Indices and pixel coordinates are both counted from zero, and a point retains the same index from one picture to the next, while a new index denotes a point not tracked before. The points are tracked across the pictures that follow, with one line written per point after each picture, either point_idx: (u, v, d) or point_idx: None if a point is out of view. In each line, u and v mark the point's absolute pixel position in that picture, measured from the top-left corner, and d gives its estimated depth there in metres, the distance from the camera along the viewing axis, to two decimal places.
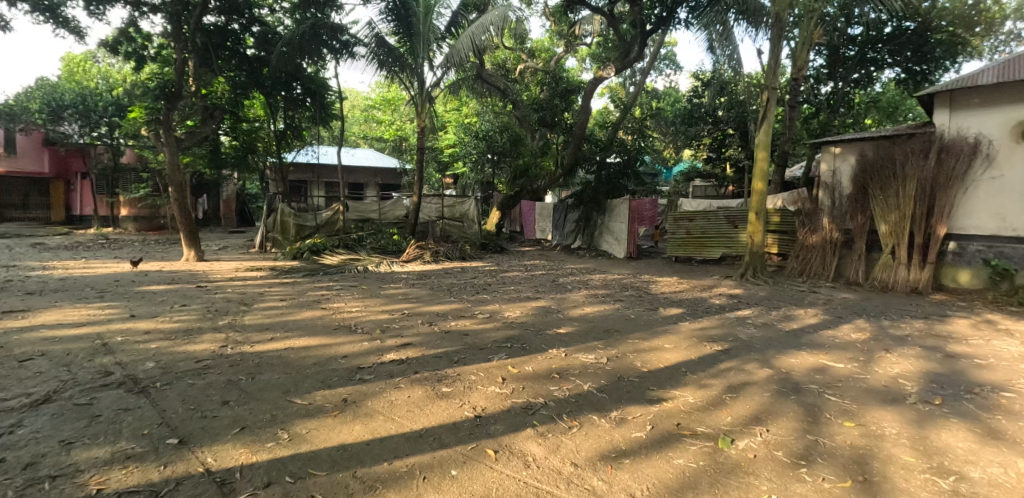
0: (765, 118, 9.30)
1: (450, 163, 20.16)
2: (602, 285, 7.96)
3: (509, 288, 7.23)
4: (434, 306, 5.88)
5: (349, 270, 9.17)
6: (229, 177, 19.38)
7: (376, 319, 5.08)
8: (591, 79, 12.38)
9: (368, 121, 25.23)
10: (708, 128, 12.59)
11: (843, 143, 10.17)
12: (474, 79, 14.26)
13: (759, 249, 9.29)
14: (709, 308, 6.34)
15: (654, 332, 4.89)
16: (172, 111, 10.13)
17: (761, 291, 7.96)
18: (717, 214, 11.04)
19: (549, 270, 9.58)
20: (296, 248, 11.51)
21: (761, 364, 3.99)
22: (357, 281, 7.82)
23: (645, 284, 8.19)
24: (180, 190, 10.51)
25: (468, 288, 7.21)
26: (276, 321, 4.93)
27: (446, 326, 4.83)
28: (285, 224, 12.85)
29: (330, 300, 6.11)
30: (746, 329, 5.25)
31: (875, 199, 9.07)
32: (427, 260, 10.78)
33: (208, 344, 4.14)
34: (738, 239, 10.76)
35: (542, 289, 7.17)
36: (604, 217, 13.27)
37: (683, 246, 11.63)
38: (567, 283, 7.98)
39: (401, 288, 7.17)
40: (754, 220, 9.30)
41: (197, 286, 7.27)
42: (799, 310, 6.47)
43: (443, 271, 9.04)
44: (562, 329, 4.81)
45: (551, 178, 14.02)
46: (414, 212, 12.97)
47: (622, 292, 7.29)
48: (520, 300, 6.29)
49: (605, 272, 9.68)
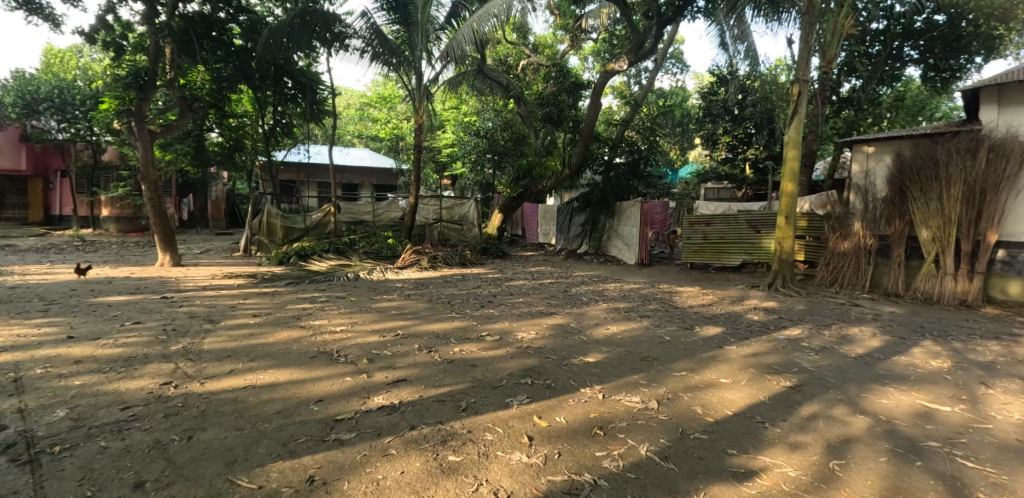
0: (795, 113, 8.48)
1: (449, 163, 19.26)
2: (621, 296, 7.11)
3: (519, 300, 6.38)
4: (433, 323, 5.02)
5: (338, 277, 8.29)
6: (216, 177, 18.50)
7: (364, 342, 4.22)
8: (600, 74, 11.46)
9: (363, 120, 24.34)
10: (723, 126, 11.84)
11: (877, 142, 9.37)
12: (476, 72, 13.45)
13: (789, 257, 8.46)
14: (750, 326, 5.49)
15: (700, 360, 4.04)
16: (145, 102, 9.30)
17: (798, 304, 7.13)
18: (737, 218, 10.24)
19: (559, 278, 8.73)
20: (282, 252, 10.65)
21: (852, 409, 3.15)
22: (346, 291, 6.95)
23: (668, 295, 7.36)
24: (155, 190, 9.62)
25: (471, 300, 6.35)
26: (241, 346, 4.05)
27: (449, 352, 3.97)
28: (271, 226, 11.89)
29: (312, 316, 5.27)
30: (807, 355, 4.39)
31: (916, 202, 8.26)
32: (424, 267, 9.91)
33: (147, 381, 3.28)
34: (761, 245, 9.94)
35: (556, 302, 6.31)
36: (613, 220, 12.48)
37: (699, 252, 10.86)
38: (582, 293, 7.14)
39: (396, 300, 6.31)
40: (783, 225, 8.49)
41: (163, 297, 6.41)
42: (854, 328, 5.64)
43: (442, 280, 8.18)
44: (590, 357, 3.94)
45: (558, 179, 12.61)
46: (411, 214, 12.14)
47: (645, 306, 6.45)
48: (533, 316, 5.45)
49: (620, 280, 8.83)
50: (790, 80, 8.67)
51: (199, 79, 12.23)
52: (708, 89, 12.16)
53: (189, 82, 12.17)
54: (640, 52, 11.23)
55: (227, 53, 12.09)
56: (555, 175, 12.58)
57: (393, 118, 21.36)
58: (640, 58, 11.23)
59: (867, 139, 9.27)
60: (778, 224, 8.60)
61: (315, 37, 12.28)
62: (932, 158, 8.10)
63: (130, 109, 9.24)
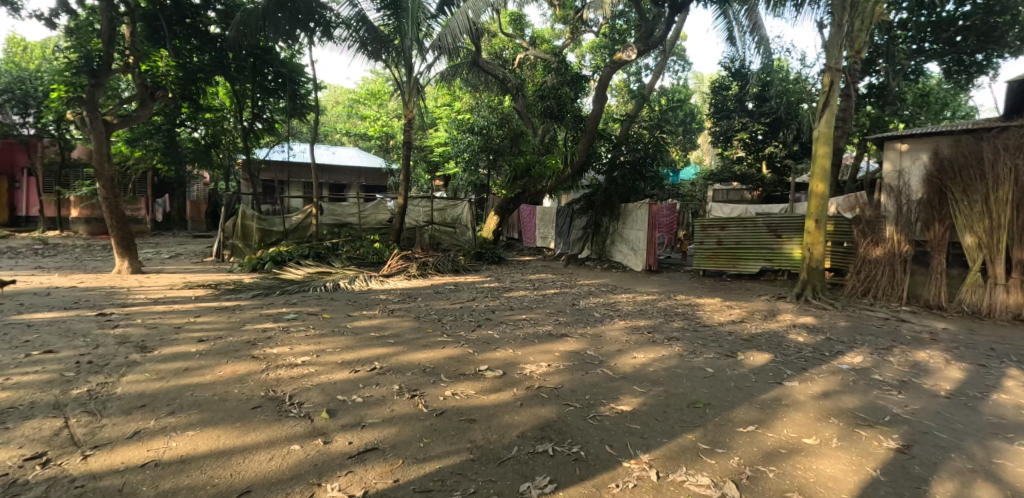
0: (827, 105, 7.62)
1: (440, 162, 18.31)
2: (638, 311, 6.19)
3: (521, 317, 5.45)
4: (421, 351, 4.09)
5: (315, 287, 7.31)
6: (194, 176, 17.42)
7: (329, 381, 3.26)
8: (606, 66, 10.50)
9: (351, 118, 23.34)
10: (740, 121, 10.86)
11: (912, 139, 8.53)
12: (470, 64, 12.53)
13: (819, 265, 7.61)
14: (800, 351, 4.61)
15: (766, 405, 3.15)
16: (98, 89, 8.29)
17: (839, 320, 6.26)
18: (754, 221, 9.40)
19: (563, 288, 7.81)
20: (255, 258, 9.65)
21: (999, 491, 2.32)
22: (319, 305, 5.98)
23: (690, 310, 6.45)
24: (112, 188, 8.59)
25: (465, 316, 5.41)
26: (166, 393, 3.11)
27: (438, 397, 3.04)
28: (245, 228, 10.87)
29: (271, 341, 4.32)
30: (890, 395, 3.54)
31: (959, 204, 7.42)
32: (413, 274, 8.93)
33: (12, 454, 2.36)
34: (782, 250, 9.08)
35: (566, 320, 5.38)
36: (617, 224, 11.61)
37: (713, 258, 10.00)
38: (592, 307, 6.23)
39: (376, 317, 5.37)
40: (813, 230, 7.63)
41: (99, 314, 5.42)
42: (920, 353, 4.78)
43: (432, 290, 7.24)
44: (624, 403, 3.03)
45: (559, 178, 11.54)
46: (400, 216, 11.22)
47: (669, 323, 5.54)
48: (541, 339, 4.51)
49: (631, 290, 7.92)
50: (820, 69, 7.84)
51: (163, 65, 11.24)
52: (720, 82, 11.30)
53: (151, 68, 10.97)
54: (650, 40, 10.23)
55: (199, 39, 11.42)
56: (556, 174, 11.45)
57: (382, 116, 20.42)
58: (650, 46, 10.24)
59: (902, 135, 8.41)
60: (807, 229, 7.74)
61: (294, 23, 11.34)
62: (977, 155, 7.29)
63: (80, 97, 8.21)
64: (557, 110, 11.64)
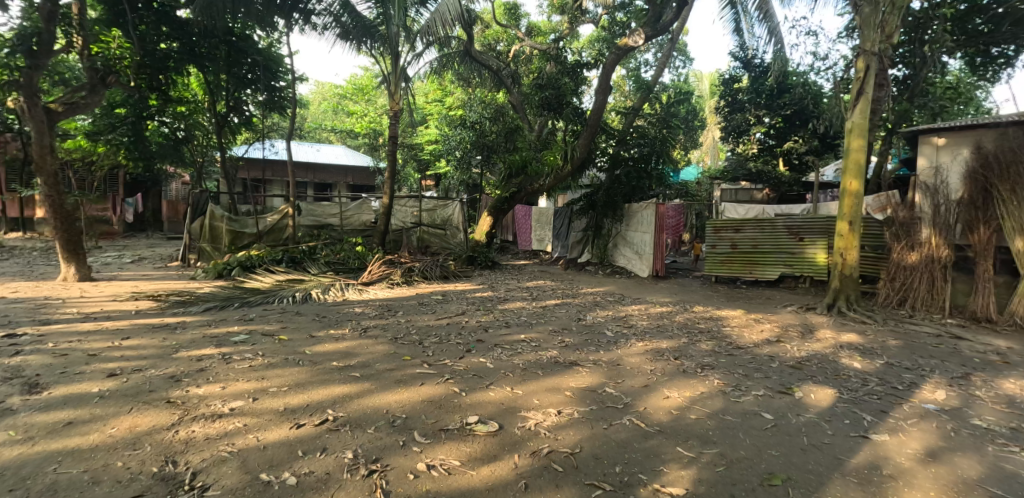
0: (862, 92, 6.76)
1: (431, 160, 17.38)
2: (656, 327, 5.29)
3: (519, 338, 4.54)
4: (394, 389, 3.18)
5: (281, 298, 6.35)
6: (167, 174, 16.34)
7: (256, 446, 2.37)
8: (611, 53, 9.59)
9: (337, 114, 22.32)
10: (755, 113, 9.89)
11: (950, 131, 7.66)
12: (463, 54, 11.57)
13: (853, 273, 6.74)
14: (866, 383, 3.75)
15: (866, 479, 2.30)
16: (38, 72, 7.29)
17: (888, 338, 5.40)
18: (773, 223, 8.58)
19: (565, 298, 6.90)
20: (221, 264, 8.65)
21: None
22: (280, 322, 5.06)
23: (714, 325, 5.56)
24: (56, 185, 7.58)
25: (452, 338, 4.48)
26: (20, 469, 2.21)
27: (406, 477, 2.15)
28: (213, 229, 9.86)
29: (201, 377, 3.39)
30: (1013, 454, 2.70)
31: (1008, 204, 6.58)
32: (396, 281, 7.95)
33: None
34: (804, 255, 8.26)
35: (573, 342, 4.47)
36: (621, 225, 10.74)
37: (727, 264, 9.13)
38: (602, 323, 5.33)
39: (345, 338, 4.45)
40: (847, 233, 6.76)
41: (7, 335, 4.47)
42: (1007, 383, 3.95)
43: (416, 301, 6.30)
44: (671, 484, 2.16)
45: (558, 175, 10.62)
46: (386, 216, 10.31)
47: (696, 344, 4.65)
48: (547, 370, 3.60)
49: (641, 300, 7.03)
50: (854, 53, 6.98)
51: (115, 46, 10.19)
52: (731, 74, 10.40)
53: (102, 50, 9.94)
54: (658, 26, 9.39)
55: (173, 27, 10.55)
56: (555, 171, 10.56)
57: (369, 112, 19.47)
58: (659, 32, 9.37)
59: (938, 128, 7.57)
60: (840, 232, 6.86)
61: (271, 6, 10.34)
62: None
63: (16, 81, 7.22)
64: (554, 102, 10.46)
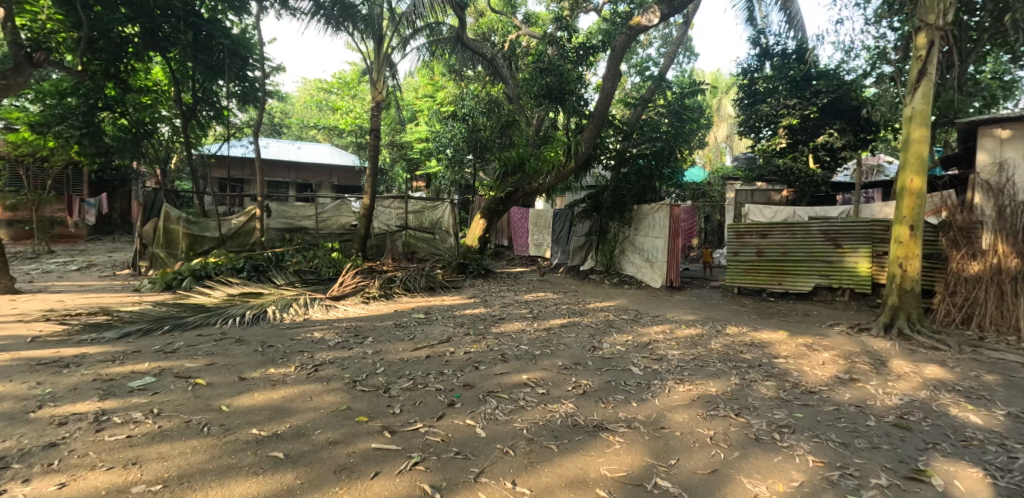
0: (926, 73, 5.72)
1: (421, 159, 16.21)
2: (692, 360, 4.16)
3: (520, 381, 3.40)
4: (329, 488, 2.06)
5: (226, 318, 5.19)
6: (135, 173, 15.11)
7: None
8: (622, 34, 8.46)
9: (322, 110, 21.09)
10: (784, 103, 8.77)
11: (1018, 123, 6.58)
12: (454, 41, 10.41)
13: (913, 288, 5.68)
14: (1014, 457, 2.67)
15: None
16: None
17: (980, 373, 4.34)
18: (806, 227, 7.50)
19: (572, 316, 5.76)
20: (170, 273, 7.44)
21: None
22: (207, 357, 3.90)
23: (761, 354, 4.46)
24: None
25: (432, 382, 3.33)
26: None
27: None
28: (169, 232, 8.64)
29: (40, 462, 2.28)
30: None
31: None
32: (373, 294, 6.76)
33: None
34: (843, 264, 7.20)
35: (591, 386, 3.34)
36: (629, 229, 9.64)
37: (751, 273, 8.04)
38: (623, 353, 4.21)
39: (287, 382, 3.30)
40: (909, 240, 5.68)
41: None
42: None
43: (392, 322, 5.13)
44: None
45: (560, 173, 9.42)
46: (365, 218, 9.12)
47: (753, 386, 3.54)
48: (564, 443, 2.49)
49: (662, 319, 5.91)
50: (914, 25, 5.91)
51: (49, 19, 8.95)
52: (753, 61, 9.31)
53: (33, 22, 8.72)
54: (675, 2, 8.25)
55: (133, 7, 9.28)
56: (556, 168, 9.33)
57: (355, 108, 18.25)
58: (677, 9, 8.28)
59: (1002, 118, 6.51)
60: (897, 238, 5.78)
61: None
62: None
63: None
64: (558, 90, 9.29)
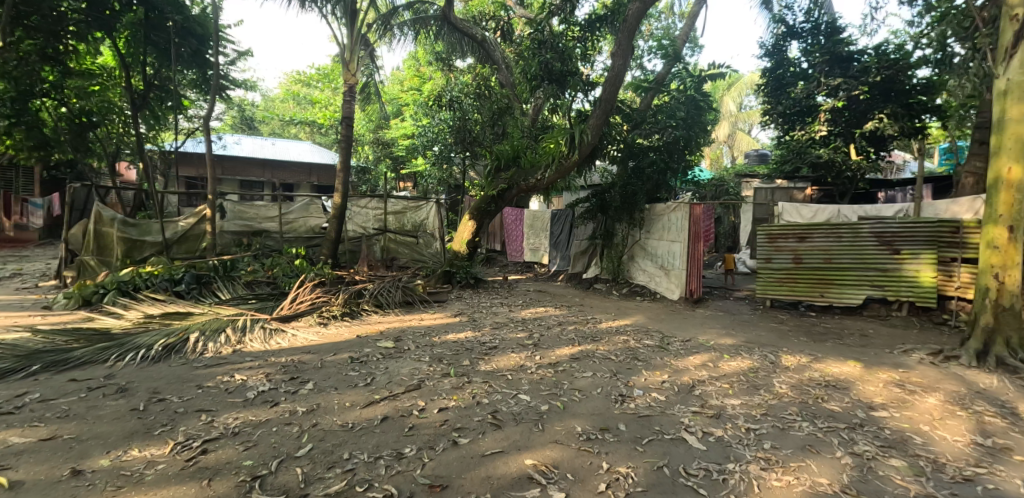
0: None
1: (407, 158, 14.88)
2: (765, 415, 2.93)
3: (522, 472, 2.17)
4: None
5: (127, 350, 3.87)
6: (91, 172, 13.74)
7: None
8: (635, 2, 7.24)
9: (301, 106, 19.75)
10: (825, 84, 7.66)
11: None
12: (440, 20, 9.15)
13: (1014, 305, 4.47)
14: None
15: None
16: None
17: None
18: (855, 228, 6.32)
19: (582, 343, 4.52)
20: (89, 285, 6.09)
21: None
22: (54, 423, 2.63)
23: (852, 404, 3.23)
24: None
25: (383, 479, 2.08)
26: None
27: None
28: (100, 236, 7.30)
29: None
30: None
31: None
32: (335, 313, 5.47)
33: None
34: (903, 274, 6.02)
35: (636, 482, 2.12)
36: (639, 232, 8.43)
37: (787, 283, 6.82)
38: (665, 408, 2.96)
39: (142, 482, 2.05)
40: (1008, 246, 4.46)
41: None
42: None
43: (348, 356, 3.86)
44: None
45: (561, 167, 8.17)
46: (337, 220, 7.84)
47: (878, 471, 2.34)
48: None
49: (695, 344, 4.69)
50: None
51: None
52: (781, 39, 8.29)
53: None
54: None
55: None
56: (556, 161, 8.13)
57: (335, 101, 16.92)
58: None
59: None
60: (991, 243, 4.58)
61: None
62: None
63: None
64: (558, 70, 8.11)
